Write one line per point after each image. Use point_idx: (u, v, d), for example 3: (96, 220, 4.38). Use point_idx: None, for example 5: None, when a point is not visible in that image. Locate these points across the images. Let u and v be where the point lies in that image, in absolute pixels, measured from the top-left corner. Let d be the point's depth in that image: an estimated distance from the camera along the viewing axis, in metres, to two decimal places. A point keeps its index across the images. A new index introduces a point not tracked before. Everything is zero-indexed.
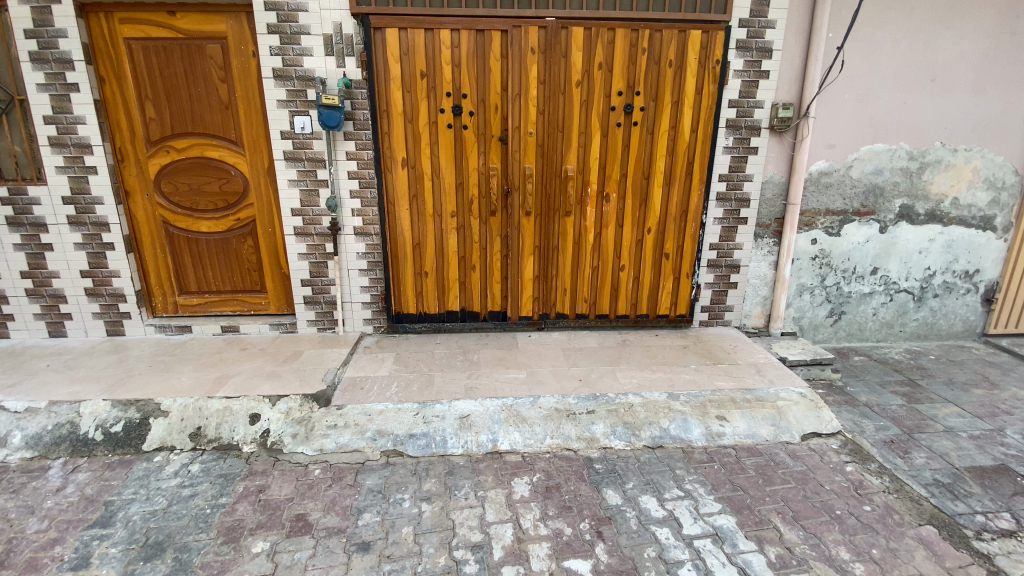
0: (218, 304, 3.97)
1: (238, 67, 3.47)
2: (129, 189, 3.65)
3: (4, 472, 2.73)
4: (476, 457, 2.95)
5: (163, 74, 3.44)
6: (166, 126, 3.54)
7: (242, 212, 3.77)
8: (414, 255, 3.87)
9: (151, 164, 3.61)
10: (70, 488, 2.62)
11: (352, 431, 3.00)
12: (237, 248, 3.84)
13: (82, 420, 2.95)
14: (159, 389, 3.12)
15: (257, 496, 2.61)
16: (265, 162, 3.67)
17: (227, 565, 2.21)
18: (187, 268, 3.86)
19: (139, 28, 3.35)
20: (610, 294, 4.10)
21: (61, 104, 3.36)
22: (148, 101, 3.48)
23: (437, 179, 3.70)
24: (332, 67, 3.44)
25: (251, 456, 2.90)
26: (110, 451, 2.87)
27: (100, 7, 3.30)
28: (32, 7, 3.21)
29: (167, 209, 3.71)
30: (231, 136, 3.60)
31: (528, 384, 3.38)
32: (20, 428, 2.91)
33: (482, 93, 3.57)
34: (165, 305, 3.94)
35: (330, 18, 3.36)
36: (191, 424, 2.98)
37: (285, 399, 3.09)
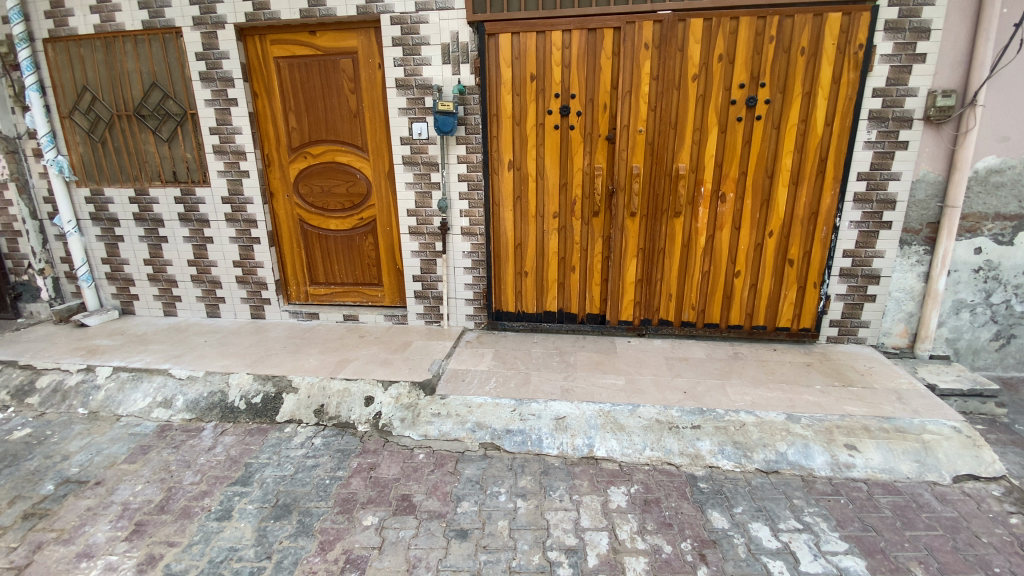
0: (341, 294, 4.35)
1: (367, 78, 3.77)
2: (274, 190, 4.14)
3: (170, 429, 3.20)
4: (571, 460, 2.91)
5: (304, 88, 3.85)
6: (304, 135, 3.96)
7: (365, 212, 4.09)
8: (515, 255, 3.94)
9: (291, 168, 4.07)
10: (218, 448, 3.01)
11: (454, 421, 3.11)
12: (360, 245, 4.18)
13: (231, 390, 3.39)
14: (291, 368, 3.50)
15: (368, 472, 2.81)
16: (386, 165, 3.96)
17: (342, 534, 2.40)
18: (317, 262, 4.29)
19: (286, 48, 3.79)
20: (722, 301, 3.83)
21: (223, 117, 3.90)
22: (291, 113, 3.93)
23: (542, 180, 3.73)
24: (448, 74, 3.61)
25: (365, 435, 3.12)
26: (250, 419, 3.26)
27: (256, 31, 3.79)
28: (202, 32, 3.76)
29: (303, 208, 4.15)
30: (358, 142, 3.93)
31: (627, 392, 3.26)
32: (182, 392, 3.41)
33: (591, 92, 3.53)
34: (298, 293, 4.41)
35: (448, 27, 3.53)
36: (316, 401, 3.30)
37: (396, 385, 3.31)
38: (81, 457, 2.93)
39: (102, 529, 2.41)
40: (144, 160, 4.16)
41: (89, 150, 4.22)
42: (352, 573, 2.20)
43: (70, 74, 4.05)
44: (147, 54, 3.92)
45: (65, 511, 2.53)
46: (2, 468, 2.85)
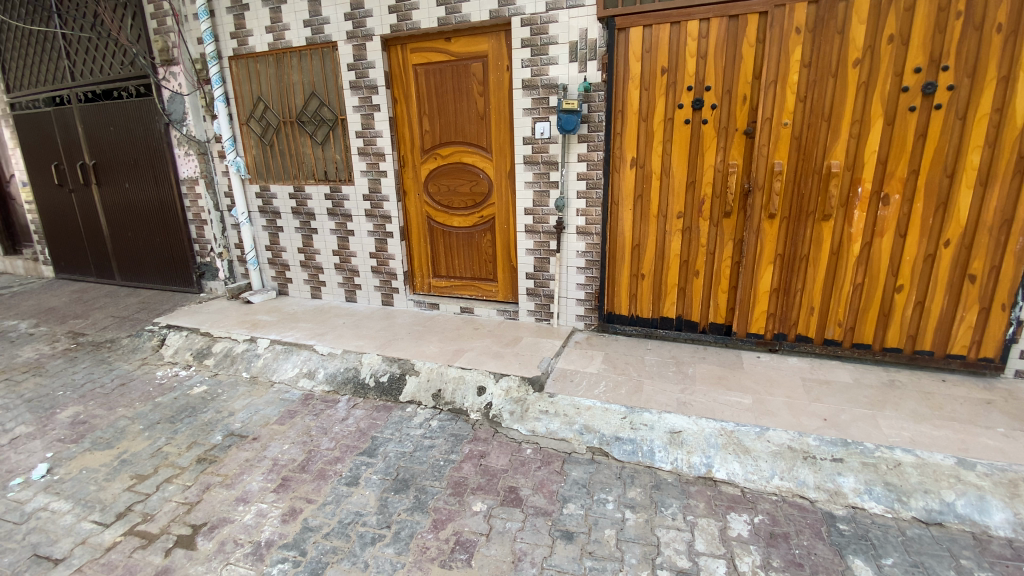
0: (459, 288, 4.55)
1: (495, 80, 3.90)
2: (406, 188, 4.46)
3: (312, 398, 3.60)
4: (686, 478, 2.72)
5: (437, 92, 4.10)
6: (435, 136, 4.21)
7: (485, 210, 4.23)
8: (633, 256, 3.81)
9: (422, 167, 4.35)
10: (350, 419, 3.32)
11: (562, 420, 3.09)
12: (479, 241, 4.33)
13: (362, 368, 3.72)
14: (413, 353, 3.74)
15: (479, 460, 2.89)
16: (508, 165, 4.05)
17: (453, 515, 2.49)
18: (439, 256, 4.54)
19: (424, 55, 4.06)
20: (876, 319, 3.33)
21: (367, 121, 4.30)
22: (425, 116, 4.20)
23: (667, 178, 3.55)
24: (574, 72, 3.58)
25: (476, 423, 3.23)
26: (377, 396, 3.55)
27: (399, 42, 4.11)
28: (354, 45, 4.16)
29: (430, 205, 4.42)
30: (483, 143, 4.08)
31: (754, 411, 2.96)
32: (323, 366, 3.82)
33: (729, 84, 3.29)
34: (422, 284, 4.70)
35: (577, 25, 3.50)
36: (434, 386, 3.49)
37: (506, 378, 3.37)
38: (243, 415, 3.42)
39: (256, 479, 2.77)
40: (301, 161, 4.73)
41: (259, 152, 4.90)
42: (460, 555, 2.27)
43: (248, 87, 4.73)
44: (308, 67, 4.43)
45: (229, 459, 2.96)
46: (186, 416, 3.41)
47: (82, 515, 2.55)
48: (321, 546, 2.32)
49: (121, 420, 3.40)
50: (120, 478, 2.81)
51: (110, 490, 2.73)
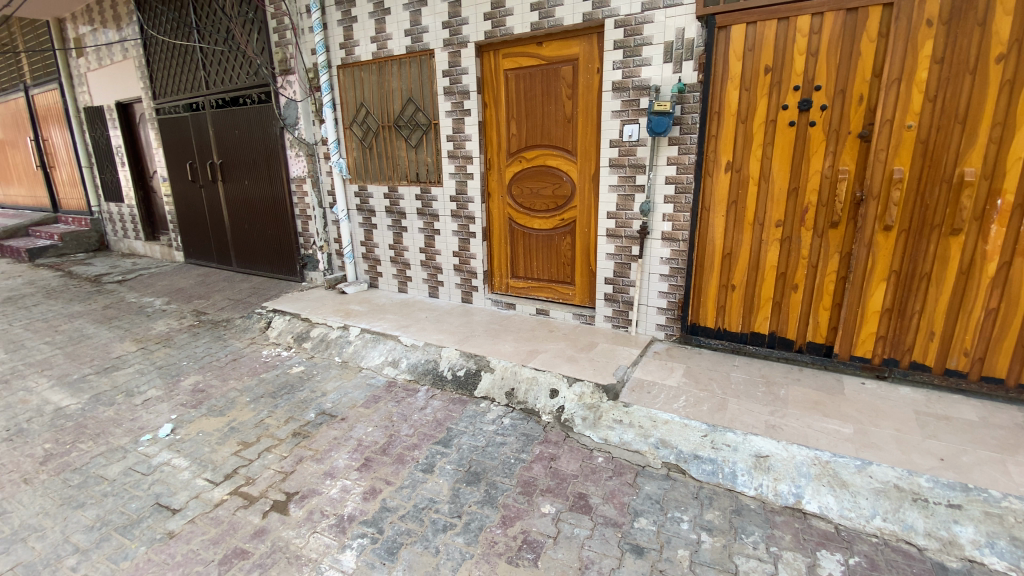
0: (536, 289, 4.58)
1: (584, 83, 3.88)
2: (491, 190, 4.57)
3: (395, 385, 3.81)
4: (771, 506, 2.53)
5: (526, 96, 4.16)
6: (522, 139, 4.27)
7: (567, 213, 4.22)
8: (723, 266, 3.62)
9: (508, 170, 4.44)
10: (428, 409, 3.47)
11: (636, 431, 3.01)
12: (558, 244, 4.33)
13: (441, 361, 3.86)
14: (490, 351, 3.82)
15: (549, 462, 2.89)
16: (592, 168, 4.01)
17: (522, 514, 2.51)
18: (519, 257, 4.59)
19: (516, 60, 4.14)
20: (1015, 350, 2.90)
21: (458, 125, 4.46)
22: (513, 120, 4.28)
23: (766, 184, 3.34)
24: (668, 73, 3.47)
25: (547, 425, 3.23)
26: (453, 389, 3.67)
27: (492, 48, 4.22)
28: (449, 52, 4.34)
29: (513, 207, 4.49)
30: (569, 146, 4.07)
31: (854, 442, 2.69)
32: (405, 357, 4.02)
33: (843, 82, 3.02)
34: (500, 284, 4.78)
35: (674, 25, 3.39)
36: (508, 384, 3.54)
37: (580, 383, 3.34)
38: (334, 396, 3.69)
39: (342, 457, 2.98)
40: (395, 163, 5.01)
41: (359, 154, 5.26)
42: (527, 554, 2.29)
43: (353, 94, 5.09)
44: (407, 74, 4.68)
45: (319, 435, 3.20)
46: (285, 393, 3.75)
47: (197, 472, 2.88)
48: (397, 526, 2.44)
49: (232, 391, 3.80)
50: (228, 444, 3.14)
51: (220, 452, 3.05)
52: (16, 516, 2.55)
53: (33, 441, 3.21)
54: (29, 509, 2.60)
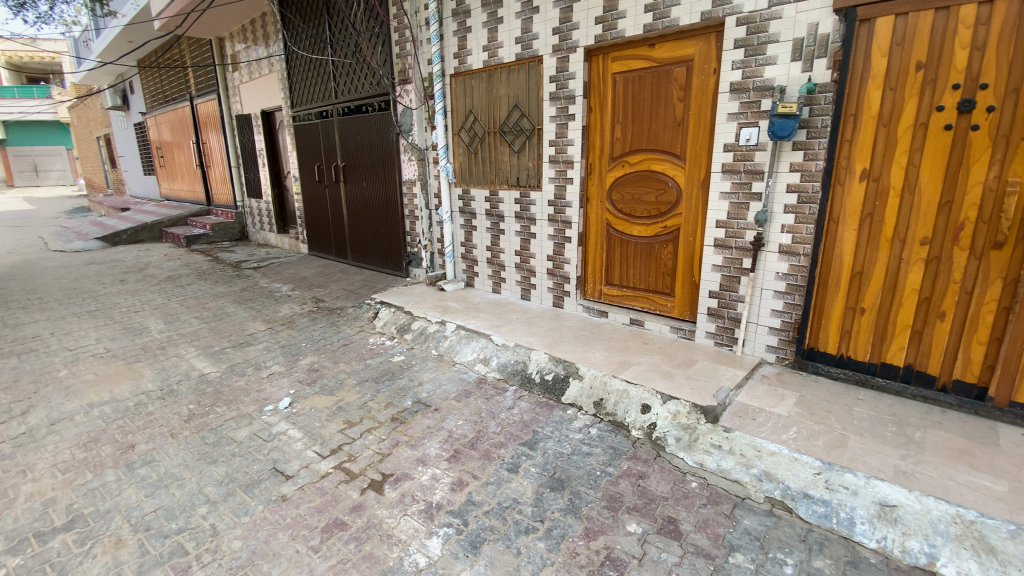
0: (632, 299, 4.44)
1: (698, 85, 3.69)
2: (591, 195, 4.51)
3: (485, 382, 3.90)
4: (897, 564, 2.19)
5: (634, 100, 4.06)
6: (627, 143, 4.17)
7: (670, 220, 4.04)
8: (851, 286, 3.24)
9: (609, 175, 4.35)
10: (515, 409, 3.50)
11: (737, 459, 2.79)
12: (659, 252, 4.16)
13: (530, 363, 3.88)
14: (581, 358, 3.76)
15: (637, 479, 2.77)
16: (702, 174, 3.80)
17: (605, 529, 2.43)
18: (615, 264, 4.48)
19: (625, 63, 4.05)
20: None
21: (561, 130, 4.46)
22: (618, 124, 4.19)
23: (910, 196, 2.94)
24: (796, 72, 3.19)
25: (637, 441, 3.11)
26: (541, 392, 3.67)
27: (602, 51, 4.18)
28: (558, 58, 4.36)
29: (613, 213, 4.39)
30: (677, 151, 3.89)
31: (1012, 505, 2.25)
32: (496, 356, 4.10)
33: (1019, 80, 2.56)
34: (593, 291, 4.70)
35: (806, 19, 3.10)
36: (597, 394, 3.46)
37: (676, 401, 3.17)
38: (429, 386, 3.87)
39: (434, 446, 3.11)
40: (498, 167, 5.14)
41: (465, 158, 5.47)
42: (610, 571, 2.20)
43: (463, 101, 5.32)
44: (514, 80, 4.78)
45: (414, 423, 3.37)
46: (385, 379, 4.00)
47: (307, 444, 3.17)
48: (481, 521, 2.48)
49: (341, 373, 4.15)
50: (336, 421, 3.42)
51: (328, 429, 3.34)
52: (164, 464, 2.97)
53: (182, 401, 3.74)
54: (175, 459, 3.02)
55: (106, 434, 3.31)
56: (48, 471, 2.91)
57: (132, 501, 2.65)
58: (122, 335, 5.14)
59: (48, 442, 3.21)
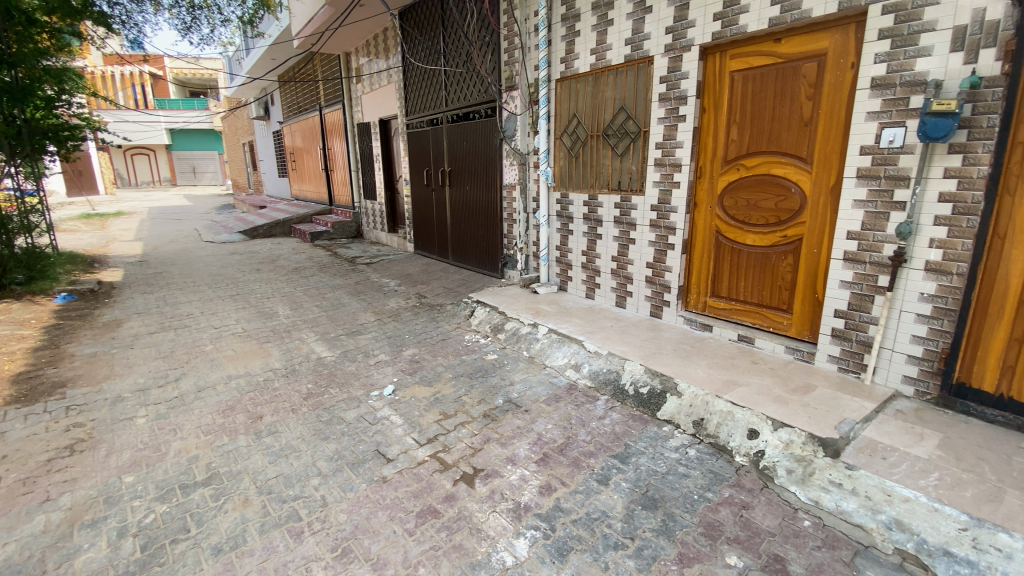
0: (741, 313, 4.13)
1: (832, 81, 3.34)
2: (699, 200, 4.27)
3: (576, 389, 3.85)
4: None
5: (754, 99, 3.78)
6: (743, 146, 3.90)
7: (790, 229, 3.70)
8: (1019, 313, 2.74)
9: (721, 179, 4.09)
10: (607, 420, 3.42)
11: (860, 501, 2.48)
12: (775, 264, 3.83)
13: (624, 374, 3.77)
14: (680, 373, 3.57)
15: (739, 509, 2.56)
16: (831, 179, 3.43)
17: (702, 557, 2.27)
18: (723, 275, 4.20)
19: (746, 60, 3.79)
20: None
21: (670, 133, 4.28)
22: (734, 125, 3.93)
23: None
24: (955, 65, 2.76)
25: (741, 468, 2.88)
26: (635, 405, 3.55)
27: (719, 49, 3.95)
28: (670, 58, 4.19)
29: (723, 220, 4.12)
30: (802, 154, 3.56)
31: None
32: (589, 363, 4.03)
33: None
34: (697, 302, 4.45)
35: (973, 3, 2.68)
36: (697, 413, 3.26)
37: (789, 429, 2.89)
38: (520, 387, 3.91)
39: (523, 446, 3.13)
40: (600, 170, 5.06)
41: (566, 162, 5.46)
42: None
43: (567, 105, 5.31)
44: (622, 83, 4.68)
45: (505, 422, 3.42)
46: (479, 376, 4.12)
47: (406, 431, 3.35)
48: (569, 529, 2.44)
49: (438, 366, 4.34)
50: (431, 412, 3.58)
51: (425, 418, 3.50)
52: (285, 435, 3.31)
53: (301, 380, 4.15)
54: (294, 432, 3.35)
55: (240, 404, 3.76)
56: (195, 431, 3.37)
57: (258, 466, 2.98)
58: (255, 317, 5.83)
59: (195, 406, 3.73)
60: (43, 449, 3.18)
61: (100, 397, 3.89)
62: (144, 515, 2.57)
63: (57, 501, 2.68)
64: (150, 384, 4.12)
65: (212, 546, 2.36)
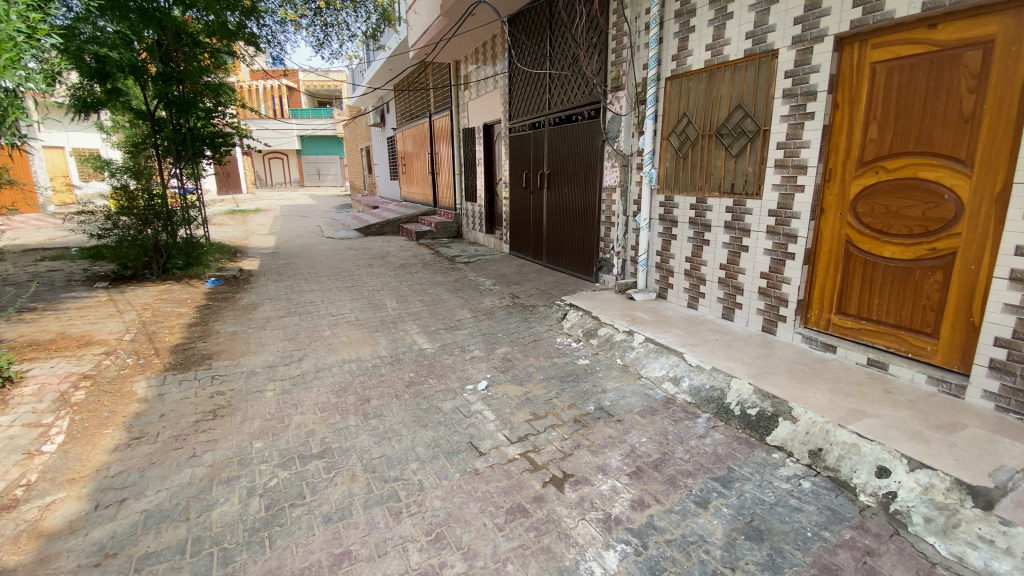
0: (873, 334, 3.66)
1: (1002, 71, 2.85)
2: (826, 206, 3.86)
3: (674, 403, 3.67)
4: None
5: (900, 94, 3.34)
6: (884, 146, 3.46)
7: (940, 241, 3.21)
8: None
9: (855, 183, 3.66)
10: (708, 439, 3.21)
11: (1019, 564, 2.07)
12: (919, 281, 3.34)
13: (730, 392, 3.51)
14: (795, 395, 3.25)
15: (862, 555, 2.27)
16: (998, 185, 2.92)
17: None
18: (853, 290, 3.76)
19: (891, 50, 3.36)
20: None
21: (795, 131, 3.92)
22: (874, 123, 3.50)
23: None
24: None
25: (866, 508, 2.54)
26: (740, 426, 3.30)
27: (858, 38, 3.54)
28: (798, 51, 3.84)
29: (855, 229, 3.69)
30: (960, 155, 3.07)
31: None
32: (690, 377, 3.82)
33: None
34: (819, 319, 4.02)
35: None
36: (815, 441, 2.95)
37: (929, 471, 2.50)
38: (613, 395, 3.81)
39: (615, 457, 3.04)
40: (711, 172, 4.78)
41: (673, 164, 5.23)
42: None
43: (677, 105, 5.09)
44: (740, 79, 4.37)
45: (597, 429, 3.36)
46: (571, 380, 4.09)
47: (498, 427, 3.42)
48: (662, 549, 2.33)
49: (531, 366, 4.38)
50: (524, 411, 3.62)
51: (516, 416, 3.55)
52: (389, 419, 3.54)
53: (403, 368, 4.42)
54: (396, 417, 3.57)
55: (351, 386, 4.10)
56: (313, 408, 3.73)
57: (364, 445, 3.21)
58: (365, 308, 6.32)
59: (314, 385, 4.13)
60: (193, 411, 3.71)
61: (238, 369, 4.46)
62: (268, 478, 2.89)
63: (202, 457, 3.11)
64: (278, 361, 4.64)
65: (323, 514, 2.58)
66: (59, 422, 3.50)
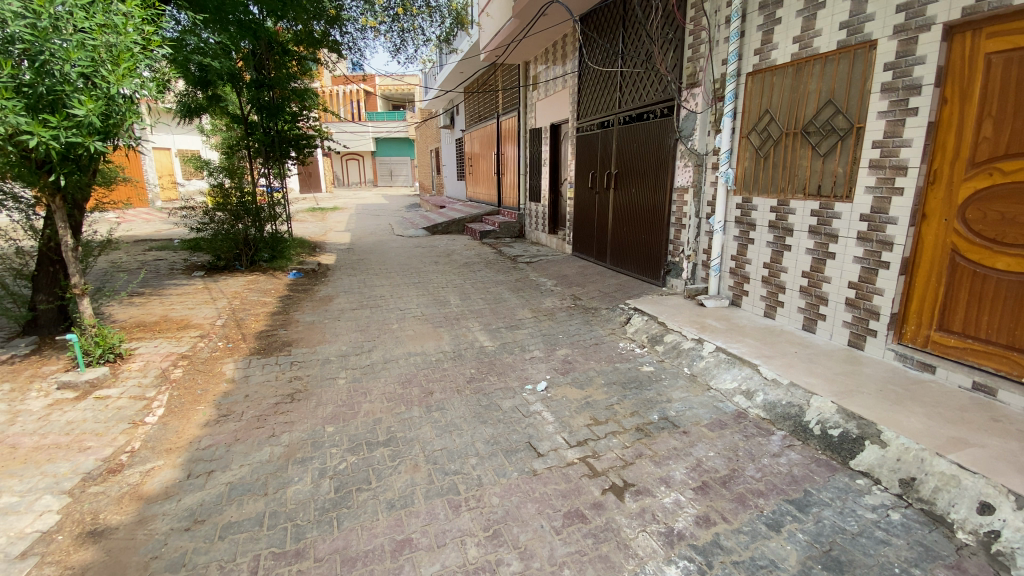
0: (981, 355, 3.27)
1: None
2: (928, 211, 3.49)
3: (745, 417, 3.48)
4: None
5: (1021, 86, 2.97)
6: (1000, 145, 3.08)
7: None
8: None
9: (963, 186, 3.28)
10: (783, 458, 3.01)
11: None
12: None
13: (809, 409, 3.27)
14: (885, 418, 2.97)
15: None
16: None
17: None
18: (958, 305, 3.37)
19: (1011, 38, 2.99)
20: None
21: (894, 129, 3.58)
22: (989, 119, 3.13)
23: None
24: None
25: (964, 547, 2.27)
26: (820, 447, 3.06)
27: (971, 26, 3.18)
28: (900, 41, 3.51)
29: (963, 237, 3.30)
30: None
31: None
32: (764, 391, 3.60)
33: None
34: (915, 335, 3.64)
35: None
36: (907, 470, 2.68)
37: None
38: (679, 405, 3.68)
39: (679, 470, 2.93)
40: (795, 173, 4.48)
41: (752, 164, 4.96)
42: None
43: (758, 102, 4.81)
44: (832, 72, 4.06)
45: (660, 439, 3.25)
46: (634, 387, 3.98)
47: (558, 429, 3.40)
48: (728, 570, 2.21)
49: (592, 370, 4.32)
50: (585, 415, 3.57)
51: (576, 420, 3.51)
52: (451, 413, 3.63)
53: (466, 364, 4.51)
54: (458, 411, 3.65)
55: (416, 378, 4.25)
56: (380, 397, 3.90)
57: (427, 436, 3.31)
58: (431, 304, 6.51)
59: (382, 375, 4.31)
60: (273, 394, 3.99)
61: (314, 357, 4.74)
62: (338, 462, 3.05)
63: (279, 437, 3.34)
64: (350, 351, 4.89)
65: (387, 500, 2.68)
66: (160, 396, 3.89)
